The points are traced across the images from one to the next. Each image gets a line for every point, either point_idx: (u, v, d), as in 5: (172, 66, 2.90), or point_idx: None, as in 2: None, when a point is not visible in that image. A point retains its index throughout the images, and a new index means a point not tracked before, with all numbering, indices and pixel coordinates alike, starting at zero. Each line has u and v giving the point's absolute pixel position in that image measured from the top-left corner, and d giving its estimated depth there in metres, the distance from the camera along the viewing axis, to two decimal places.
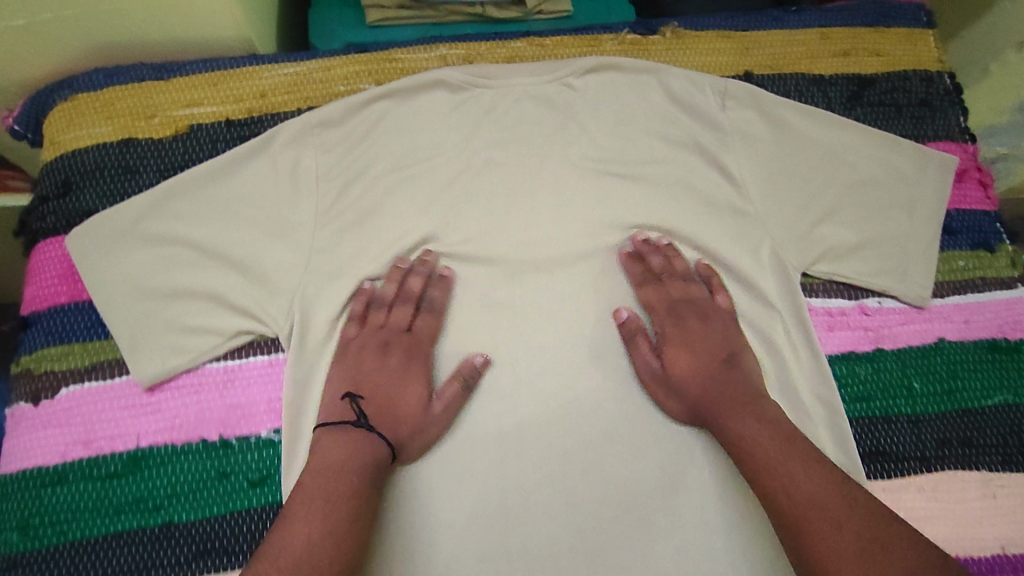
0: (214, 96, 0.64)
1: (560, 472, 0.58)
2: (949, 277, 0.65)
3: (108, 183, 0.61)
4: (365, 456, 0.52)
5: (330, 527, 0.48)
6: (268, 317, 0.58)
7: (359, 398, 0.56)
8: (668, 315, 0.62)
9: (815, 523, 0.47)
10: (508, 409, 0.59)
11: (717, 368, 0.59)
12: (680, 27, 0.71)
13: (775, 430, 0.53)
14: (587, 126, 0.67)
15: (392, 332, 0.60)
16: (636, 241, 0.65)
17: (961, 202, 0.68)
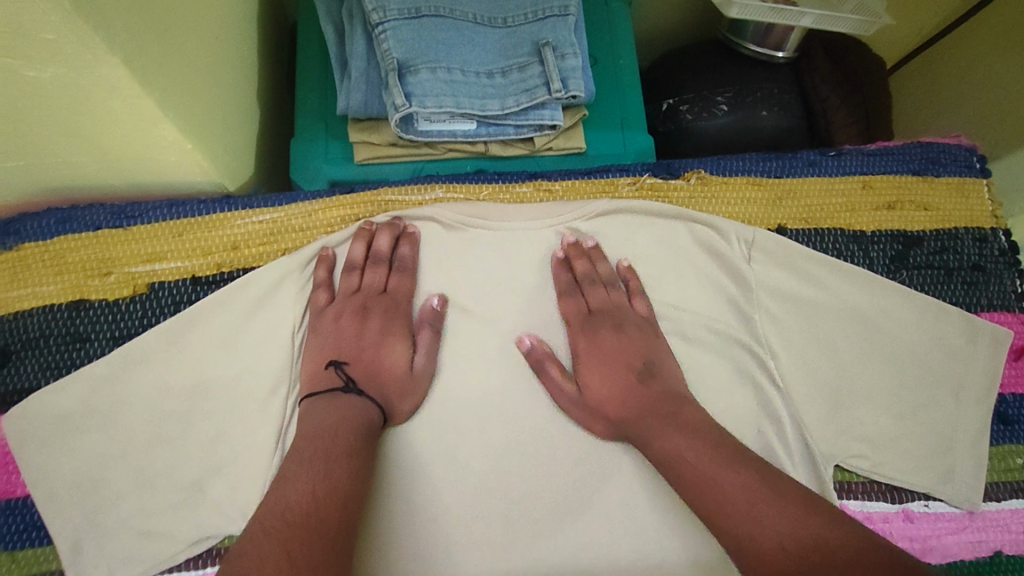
0: (179, 249, 0.57)
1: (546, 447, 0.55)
2: (1004, 476, 0.57)
3: (53, 352, 0.54)
4: (355, 419, 0.50)
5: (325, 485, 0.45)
6: (236, 515, 0.52)
7: (347, 368, 0.53)
8: (578, 331, 0.57)
9: (737, 519, 0.43)
10: (501, 417, 0.56)
11: (632, 383, 0.53)
12: (707, 171, 0.63)
13: (701, 438, 0.49)
14: None
15: (369, 291, 0.57)
16: (564, 245, 0.59)
17: (1016, 385, 0.60)
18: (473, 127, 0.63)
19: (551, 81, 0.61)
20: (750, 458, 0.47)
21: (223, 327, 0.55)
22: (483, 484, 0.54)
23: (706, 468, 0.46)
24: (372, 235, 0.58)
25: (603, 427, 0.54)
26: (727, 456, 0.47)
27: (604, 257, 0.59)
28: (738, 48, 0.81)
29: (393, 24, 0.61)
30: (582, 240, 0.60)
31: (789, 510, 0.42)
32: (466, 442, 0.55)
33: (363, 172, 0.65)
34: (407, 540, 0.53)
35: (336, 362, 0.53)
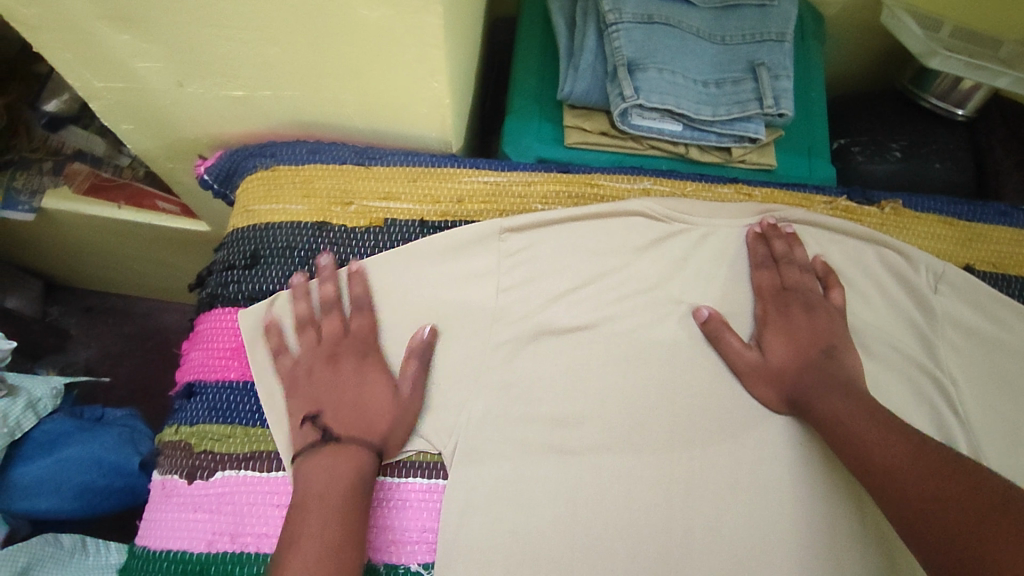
0: (412, 193, 0.63)
1: (714, 431, 0.56)
2: None
3: (293, 264, 0.60)
4: (351, 469, 0.50)
5: (340, 554, 0.45)
6: (432, 431, 0.55)
7: (318, 417, 0.53)
8: (768, 300, 0.60)
9: (887, 487, 0.45)
10: (670, 392, 0.57)
11: (816, 359, 0.56)
12: (901, 204, 0.65)
13: (862, 403, 0.51)
14: None
15: (333, 337, 0.56)
16: (765, 224, 0.63)
17: None
18: (679, 129, 0.68)
19: (764, 97, 0.66)
20: (959, 467, 0.43)
21: (437, 270, 0.60)
22: (646, 454, 0.55)
23: (901, 477, 0.45)
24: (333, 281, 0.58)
25: (776, 392, 0.56)
26: (926, 467, 0.44)
27: (802, 244, 0.62)
28: (918, 100, 0.85)
29: (627, 26, 0.67)
30: (781, 226, 0.63)
31: (975, 523, 0.39)
32: (636, 406, 0.57)
33: (569, 155, 0.71)
34: (575, 491, 0.54)
35: (308, 418, 0.53)
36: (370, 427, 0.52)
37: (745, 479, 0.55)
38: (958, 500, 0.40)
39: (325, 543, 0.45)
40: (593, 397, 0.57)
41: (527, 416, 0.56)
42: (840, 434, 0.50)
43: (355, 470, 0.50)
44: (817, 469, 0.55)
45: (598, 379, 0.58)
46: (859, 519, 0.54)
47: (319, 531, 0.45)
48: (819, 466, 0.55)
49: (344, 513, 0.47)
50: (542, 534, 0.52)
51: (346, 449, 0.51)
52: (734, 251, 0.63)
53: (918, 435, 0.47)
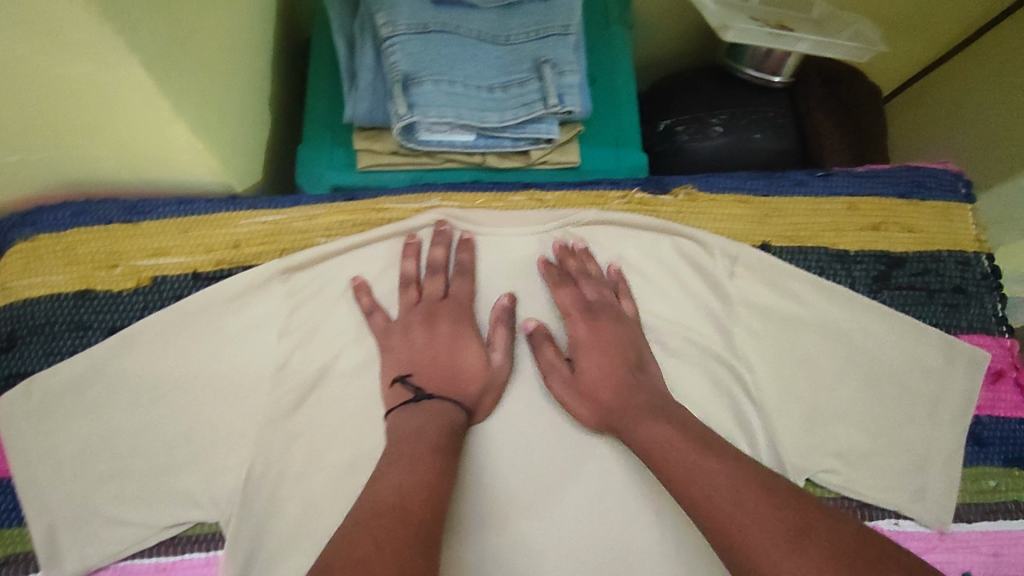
0: (183, 245, 0.59)
1: (511, 452, 0.57)
2: (977, 498, 0.59)
3: (52, 340, 0.56)
4: (443, 416, 0.53)
5: (420, 476, 0.48)
6: (213, 501, 0.53)
7: (409, 377, 0.55)
8: (579, 317, 0.58)
9: (724, 520, 0.43)
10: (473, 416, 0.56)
11: (626, 377, 0.55)
12: (696, 188, 0.65)
13: (679, 429, 0.50)
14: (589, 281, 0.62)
15: (432, 298, 0.58)
16: (561, 247, 0.62)
17: (992, 409, 0.61)
18: (471, 138, 0.65)
19: (547, 96, 0.63)
20: (774, 490, 0.44)
21: (217, 323, 0.57)
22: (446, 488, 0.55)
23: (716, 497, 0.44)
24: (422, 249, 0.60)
25: (593, 409, 0.55)
26: (750, 492, 0.44)
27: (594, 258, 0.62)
28: (736, 72, 0.85)
29: (402, 39, 0.63)
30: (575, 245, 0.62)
31: (786, 553, 0.40)
32: None
33: (364, 179, 0.68)
34: None
35: (400, 377, 0.55)
36: (457, 389, 0.55)
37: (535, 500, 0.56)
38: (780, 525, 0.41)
39: (425, 473, 0.48)
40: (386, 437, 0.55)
41: (315, 465, 0.54)
42: (659, 457, 0.49)
43: (445, 416, 0.53)
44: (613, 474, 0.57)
45: None
46: (649, 520, 0.56)
47: (415, 460, 0.49)
48: (613, 470, 0.57)
49: (440, 450, 0.50)
50: None
51: (437, 403, 0.53)
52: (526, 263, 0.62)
53: (740, 458, 0.47)
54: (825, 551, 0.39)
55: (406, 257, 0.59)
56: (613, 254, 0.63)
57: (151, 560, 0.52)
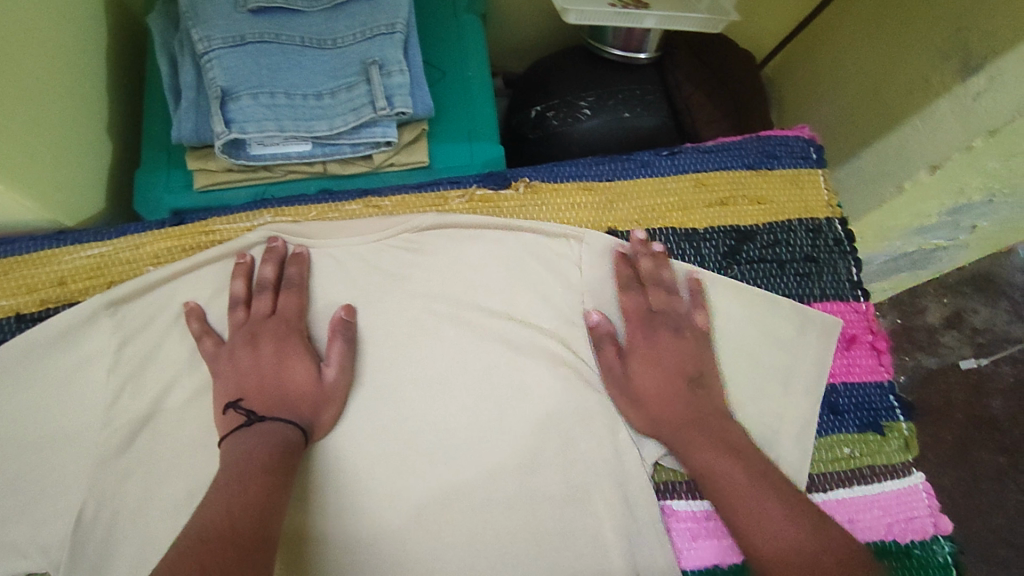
0: (4, 287, 0.58)
1: (357, 471, 0.55)
2: (832, 467, 0.57)
3: None
4: (273, 438, 0.50)
5: (249, 495, 0.46)
6: (40, 548, 0.51)
7: (241, 403, 0.53)
8: (635, 321, 0.59)
9: (721, 494, 0.52)
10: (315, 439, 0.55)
11: (683, 388, 0.56)
12: (535, 179, 0.64)
13: (731, 455, 0.53)
14: (436, 283, 0.61)
15: (257, 318, 0.56)
16: (632, 240, 0.62)
17: (847, 374, 0.60)
18: (308, 149, 0.64)
19: (375, 98, 0.61)
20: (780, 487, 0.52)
21: (43, 366, 0.56)
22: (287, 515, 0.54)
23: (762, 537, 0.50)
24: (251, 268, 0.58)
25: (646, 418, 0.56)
26: (761, 484, 0.52)
27: (436, 260, 0.61)
28: (603, 53, 0.83)
29: (219, 53, 0.61)
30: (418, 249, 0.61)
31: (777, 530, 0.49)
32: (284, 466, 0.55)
33: (203, 199, 0.66)
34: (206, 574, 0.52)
35: (231, 404, 0.53)
36: (291, 409, 0.53)
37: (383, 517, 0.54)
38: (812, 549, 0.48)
39: (233, 495, 0.46)
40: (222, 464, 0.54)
41: (151, 502, 0.53)
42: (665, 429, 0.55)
43: (276, 439, 0.51)
44: (468, 481, 0.56)
45: None
46: (500, 525, 0.54)
47: (239, 481, 0.47)
48: (467, 477, 0.56)
49: (269, 471, 0.48)
50: None
51: (269, 424, 0.51)
52: (367, 273, 0.60)
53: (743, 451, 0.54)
54: (817, 536, 0.49)
55: (235, 279, 0.58)
56: (458, 255, 0.61)
57: None
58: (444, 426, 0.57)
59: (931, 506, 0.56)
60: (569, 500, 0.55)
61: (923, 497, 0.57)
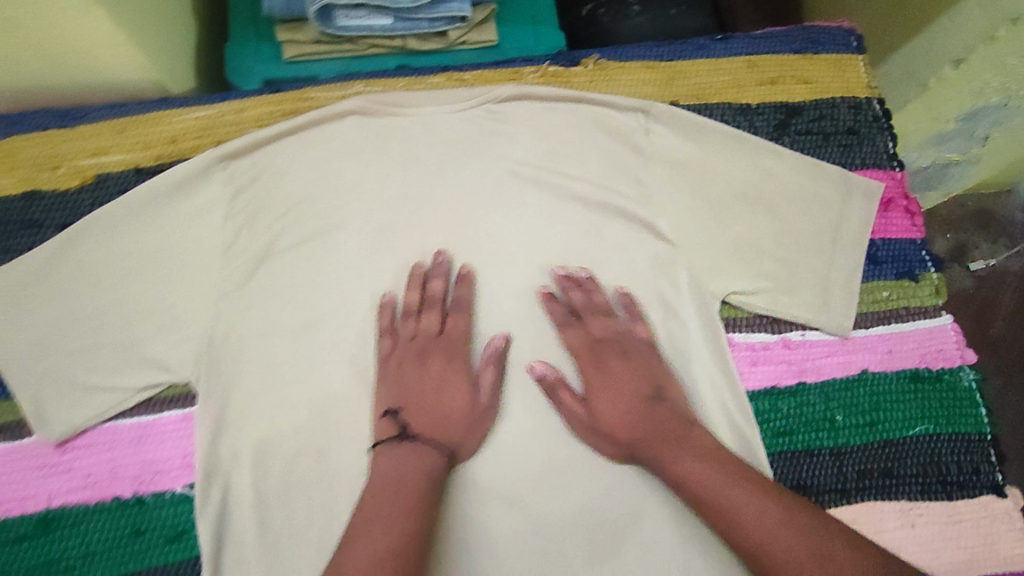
0: (122, 143, 0.63)
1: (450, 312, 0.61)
2: (873, 307, 0.64)
3: (11, 236, 0.60)
4: (422, 456, 0.54)
5: (415, 523, 0.49)
6: (176, 365, 0.57)
7: (399, 412, 0.57)
8: (588, 362, 0.60)
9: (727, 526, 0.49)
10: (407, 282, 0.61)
11: (641, 407, 0.57)
12: (603, 59, 0.71)
13: (709, 462, 0.52)
14: (517, 144, 0.66)
15: (425, 338, 0.60)
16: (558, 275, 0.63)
17: (885, 231, 0.66)
18: (390, 22, 0.68)
19: None
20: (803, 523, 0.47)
21: (163, 211, 0.61)
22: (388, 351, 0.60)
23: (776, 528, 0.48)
24: (426, 279, 0.62)
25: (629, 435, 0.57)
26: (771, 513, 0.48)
27: (513, 129, 0.66)
28: None
29: None
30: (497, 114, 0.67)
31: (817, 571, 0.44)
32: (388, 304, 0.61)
33: (292, 70, 0.71)
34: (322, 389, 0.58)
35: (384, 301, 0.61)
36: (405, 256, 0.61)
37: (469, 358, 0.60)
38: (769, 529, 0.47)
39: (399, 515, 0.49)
40: (333, 298, 0.61)
41: (270, 331, 0.59)
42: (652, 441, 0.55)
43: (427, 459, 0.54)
44: (549, 321, 0.62)
45: (338, 280, 0.61)
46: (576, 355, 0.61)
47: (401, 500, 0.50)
48: (549, 320, 0.62)
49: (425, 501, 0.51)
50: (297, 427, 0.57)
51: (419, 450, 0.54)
52: (448, 142, 0.65)
53: (761, 489, 0.50)
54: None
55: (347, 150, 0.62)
56: (533, 125, 0.67)
57: (132, 422, 0.57)
58: (526, 276, 0.63)
59: (958, 342, 0.64)
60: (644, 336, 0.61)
61: (951, 334, 0.64)
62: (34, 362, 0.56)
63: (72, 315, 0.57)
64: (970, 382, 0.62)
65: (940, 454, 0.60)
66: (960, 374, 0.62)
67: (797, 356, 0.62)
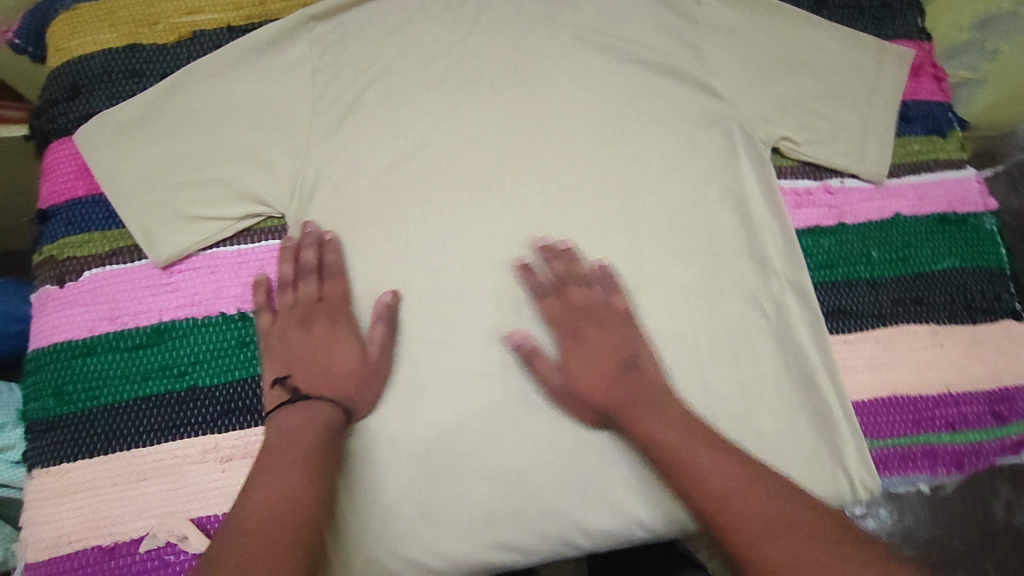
0: (214, 4, 0.67)
1: (521, 162, 0.65)
2: (905, 159, 0.69)
3: (114, 86, 0.63)
4: (314, 421, 0.54)
5: (310, 489, 0.51)
6: (272, 199, 0.61)
7: (289, 377, 0.57)
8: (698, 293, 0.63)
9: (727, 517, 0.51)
10: (478, 134, 0.65)
11: (617, 371, 0.58)
12: None
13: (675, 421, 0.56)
14: (582, 11, 0.70)
15: (307, 303, 0.59)
16: (557, 254, 0.62)
17: (916, 93, 0.72)
18: None
19: None
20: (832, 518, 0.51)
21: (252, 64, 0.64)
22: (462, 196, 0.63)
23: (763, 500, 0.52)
24: (297, 251, 0.60)
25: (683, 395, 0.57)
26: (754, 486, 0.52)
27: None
28: None
29: None
30: None
31: None
32: (465, 152, 0.65)
33: None
34: (402, 224, 0.62)
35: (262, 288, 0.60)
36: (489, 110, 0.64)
37: (535, 205, 0.64)
38: (744, 499, 0.52)
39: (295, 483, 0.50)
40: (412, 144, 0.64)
41: (357, 170, 0.63)
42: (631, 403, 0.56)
43: (321, 421, 0.54)
44: (612, 172, 0.65)
45: (417, 128, 0.65)
46: (637, 199, 0.65)
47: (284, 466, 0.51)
48: (611, 171, 0.66)
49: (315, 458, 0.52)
50: (381, 256, 0.61)
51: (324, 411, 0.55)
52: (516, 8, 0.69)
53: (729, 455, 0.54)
54: None
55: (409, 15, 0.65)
56: None
57: (232, 249, 0.61)
58: (590, 131, 0.67)
59: (980, 191, 0.70)
60: (701, 181, 0.66)
61: (975, 185, 0.70)
62: (139, 195, 0.60)
63: (174, 155, 0.61)
64: (990, 226, 0.69)
65: (966, 284, 0.66)
66: (981, 218, 0.69)
67: (837, 201, 0.68)
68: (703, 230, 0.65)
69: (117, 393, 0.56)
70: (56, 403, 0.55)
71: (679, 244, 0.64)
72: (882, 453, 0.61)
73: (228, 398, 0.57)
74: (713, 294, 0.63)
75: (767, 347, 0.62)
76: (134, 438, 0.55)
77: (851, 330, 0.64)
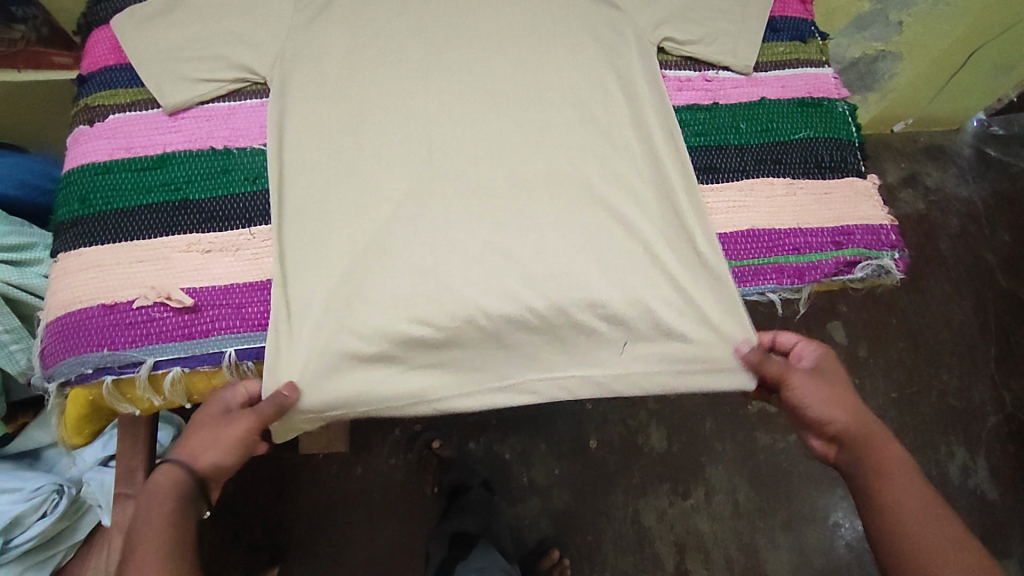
0: None
1: (457, 54, 0.80)
2: (771, 58, 0.85)
3: None
4: (164, 484, 0.65)
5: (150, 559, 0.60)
6: (255, 69, 0.77)
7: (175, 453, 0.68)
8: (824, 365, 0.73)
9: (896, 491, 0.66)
10: (423, 32, 0.81)
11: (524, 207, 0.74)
12: None
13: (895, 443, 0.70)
14: None
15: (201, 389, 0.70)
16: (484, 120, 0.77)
17: (784, 10, 0.87)
18: None
19: None
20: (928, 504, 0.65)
21: None
22: (410, 78, 0.78)
23: (901, 502, 0.65)
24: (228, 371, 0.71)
25: (849, 418, 0.69)
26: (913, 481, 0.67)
27: None
28: None
29: None
30: None
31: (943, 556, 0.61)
32: (410, 44, 0.80)
33: None
34: (357, 92, 0.77)
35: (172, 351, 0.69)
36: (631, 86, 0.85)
37: (464, 87, 0.78)
38: (907, 481, 0.66)
39: (155, 545, 0.61)
40: (371, 38, 0.80)
41: (325, 53, 0.78)
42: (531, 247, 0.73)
43: (160, 488, 0.64)
44: (530, 65, 0.80)
45: (375, 27, 0.80)
46: (548, 82, 0.79)
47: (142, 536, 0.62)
48: (530, 63, 0.80)
49: (172, 520, 0.63)
50: (340, 113, 0.76)
51: (162, 473, 0.65)
52: None
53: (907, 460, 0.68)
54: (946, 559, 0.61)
55: None
56: None
57: (223, 104, 0.78)
58: (514, 33, 0.81)
59: (834, 83, 0.85)
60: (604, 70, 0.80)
61: (830, 79, 0.85)
62: (153, 62, 0.76)
63: (179, 35, 0.77)
64: (843, 109, 0.84)
65: (818, 150, 0.81)
66: (835, 103, 0.84)
67: (714, 88, 0.83)
68: (601, 102, 0.79)
69: (126, 201, 0.72)
70: (80, 206, 0.72)
71: (581, 115, 0.78)
72: (737, 269, 0.76)
73: (212, 208, 0.73)
74: (605, 150, 0.77)
75: (647, 193, 0.76)
76: (136, 233, 0.71)
77: (719, 180, 0.78)
